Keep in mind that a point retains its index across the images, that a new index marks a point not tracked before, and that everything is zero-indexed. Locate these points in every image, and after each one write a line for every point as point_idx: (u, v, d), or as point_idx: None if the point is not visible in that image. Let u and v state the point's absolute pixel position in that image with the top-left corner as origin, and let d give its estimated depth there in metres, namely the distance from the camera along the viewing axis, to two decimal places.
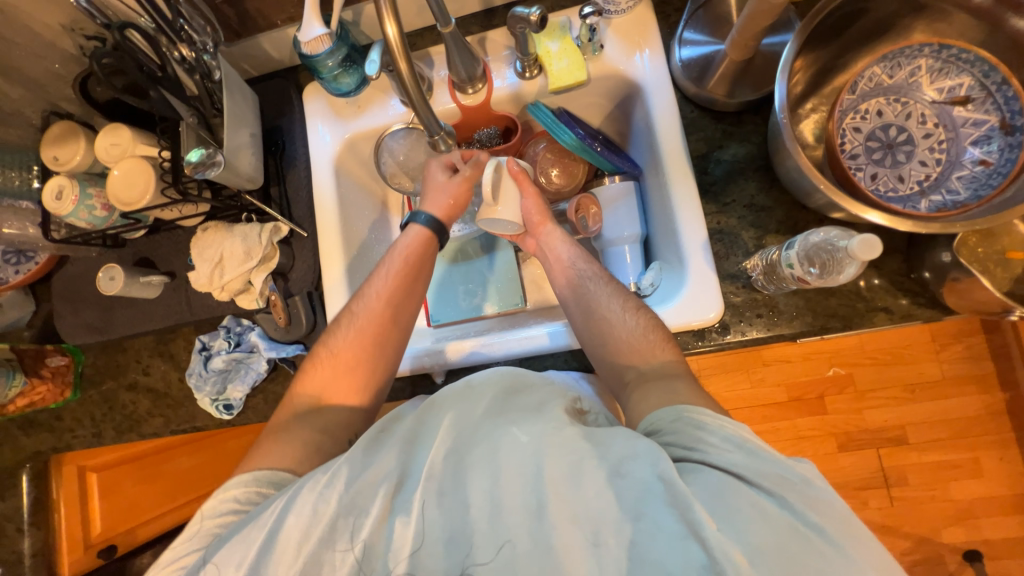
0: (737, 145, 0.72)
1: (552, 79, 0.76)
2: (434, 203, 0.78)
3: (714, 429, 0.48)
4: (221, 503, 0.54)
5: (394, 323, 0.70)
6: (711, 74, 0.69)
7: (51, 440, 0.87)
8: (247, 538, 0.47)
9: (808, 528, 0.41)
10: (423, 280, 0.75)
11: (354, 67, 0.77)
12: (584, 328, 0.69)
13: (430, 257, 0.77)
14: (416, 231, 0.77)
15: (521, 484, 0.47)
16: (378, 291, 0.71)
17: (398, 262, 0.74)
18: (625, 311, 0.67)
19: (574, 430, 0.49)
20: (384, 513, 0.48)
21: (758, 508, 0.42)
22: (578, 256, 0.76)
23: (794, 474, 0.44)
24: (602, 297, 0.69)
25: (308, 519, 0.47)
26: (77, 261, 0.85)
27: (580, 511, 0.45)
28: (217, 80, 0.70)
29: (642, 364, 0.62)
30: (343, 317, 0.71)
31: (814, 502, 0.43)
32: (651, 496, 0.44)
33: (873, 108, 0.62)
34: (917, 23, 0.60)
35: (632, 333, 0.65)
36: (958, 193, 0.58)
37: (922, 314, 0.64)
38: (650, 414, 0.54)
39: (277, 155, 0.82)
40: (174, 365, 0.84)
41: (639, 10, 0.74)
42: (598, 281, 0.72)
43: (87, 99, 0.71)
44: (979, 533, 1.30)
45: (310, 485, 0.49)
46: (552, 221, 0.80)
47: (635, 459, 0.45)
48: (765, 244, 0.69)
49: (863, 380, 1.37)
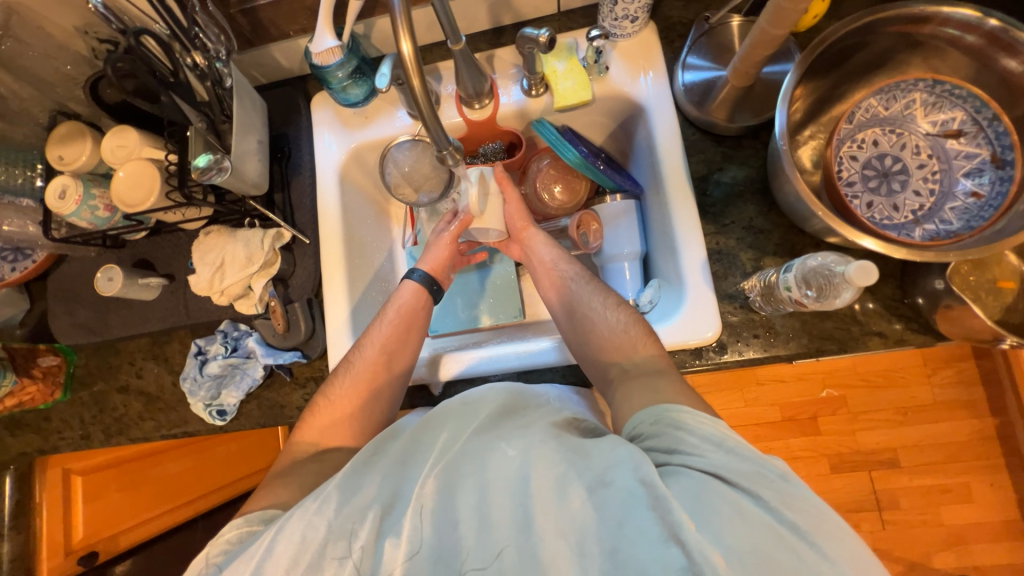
0: (737, 168, 0.73)
1: (557, 98, 0.77)
2: (429, 260, 0.81)
3: (694, 428, 0.49)
4: (211, 548, 0.52)
5: (389, 369, 0.71)
6: (712, 99, 0.71)
7: (38, 441, 0.85)
8: (235, 572, 0.46)
9: (782, 525, 0.41)
10: (420, 333, 0.76)
11: (363, 78, 0.78)
12: (569, 327, 0.71)
13: (427, 313, 0.78)
14: (410, 286, 0.79)
15: (507, 496, 0.47)
16: (373, 338, 0.71)
17: (395, 315, 0.75)
18: (605, 307, 0.69)
19: (558, 443, 0.50)
20: (374, 535, 0.48)
21: (734, 507, 0.42)
22: (559, 256, 0.78)
23: (772, 470, 0.44)
24: (584, 295, 0.72)
25: (296, 547, 0.47)
26: (75, 261, 0.85)
27: (566, 522, 0.45)
28: (228, 87, 0.71)
29: (630, 357, 0.63)
30: (341, 366, 0.71)
31: (791, 499, 0.43)
32: (634, 501, 0.44)
33: (869, 138, 0.64)
34: (912, 58, 0.62)
35: (613, 329, 0.66)
36: (950, 223, 0.59)
37: (916, 339, 0.65)
38: (632, 418, 0.55)
39: (283, 162, 0.82)
40: (168, 368, 0.83)
41: (644, 34, 0.76)
42: (581, 279, 0.74)
43: (96, 100, 0.71)
44: (970, 559, 1.30)
45: (299, 513, 0.49)
46: (535, 225, 0.82)
47: (618, 466, 0.46)
48: (763, 265, 0.70)
49: (856, 401, 1.38)
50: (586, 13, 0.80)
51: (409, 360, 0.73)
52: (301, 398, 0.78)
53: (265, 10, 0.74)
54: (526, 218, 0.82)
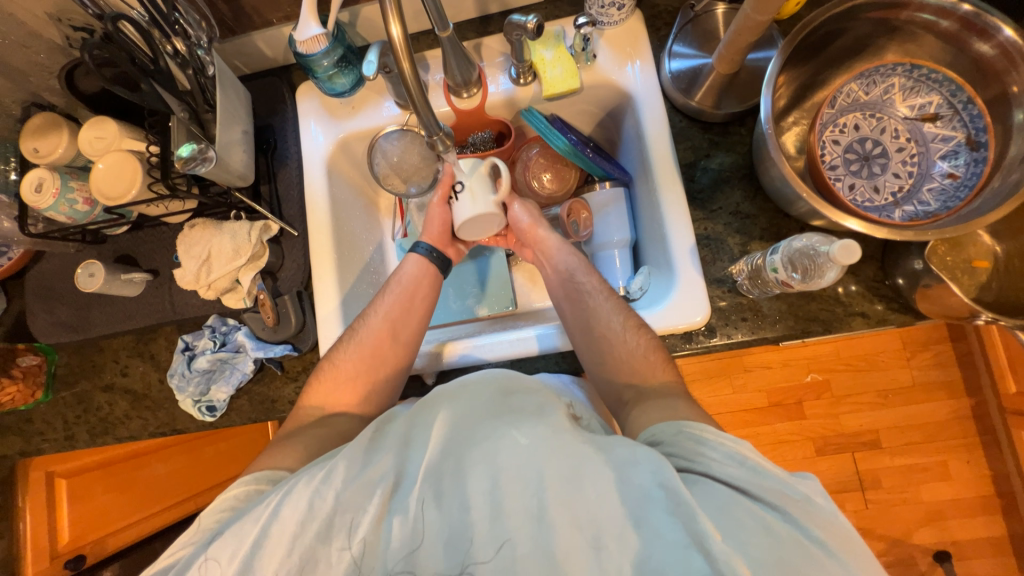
0: (724, 154, 0.74)
1: (546, 86, 0.77)
2: (428, 232, 0.80)
3: (716, 445, 0.48)
4: (221, 501, 0.53)
5: (395, 339, 0.71)
6: (698, 86, 0.72)
7: (19, 444, 0.82)
8: (241, 531, 0.46)
9: (809, 540, 0.42)
10: (426, 303, 0.76)
11: (349, 68, 0.77)
12: (582, 341, 0.69)
13: (434, 284, 0.78)
14: (415, 258, 0.78)
15: (521, 488, 0.47)
16: (378, 308, 0.72)
17: (398, 287, 0.75)
18: (625, 330, 0.66)
19: (574, 436, 0.49)
20: (382, 512, 0.49)
21: (759, 521, 0.43)
22: (578, 265, 0.75)
23: (797, 492, 0.45)
24: (602, 312, 0.69)
25: (302, 515, 0.47)
26: (53, 257, 0.82)
27: (581, 515, 0.46)
28: (211, 75, 0.69)
29: (643, 383, 0.63)
30: (345, 332, 0.72)
31: (817, 518, 0.43)
32: (653, 504, 0.44)
33: (850, 122, 0.66)
34: (890, 44, 0.64)
35: (632, 352, 0.65)
36: (928, 204, 0.61)
37: (896, 319, 0.67)
38: (651, 426, 0.54)
39: (269, 153, 0.81)
40: (154, 365, 0.81)
41: (631, 22, 0.76)
42: (599, 295, 0.71)
43: (73, 91, 0.70)
44: (948, 534, 1.35)
45: (306, 479, 0.49)
46: (545, 227, 0.79)
47: (638, 468, 0.46)
48: (750, 249, 0.71)
49: (840, 386, 1.42)
50: (573, 1, 0.80)
51: (417, 325, 0.73)
52: (293, 392, 0.77)
53: None
54: (539, 220, 0.79)
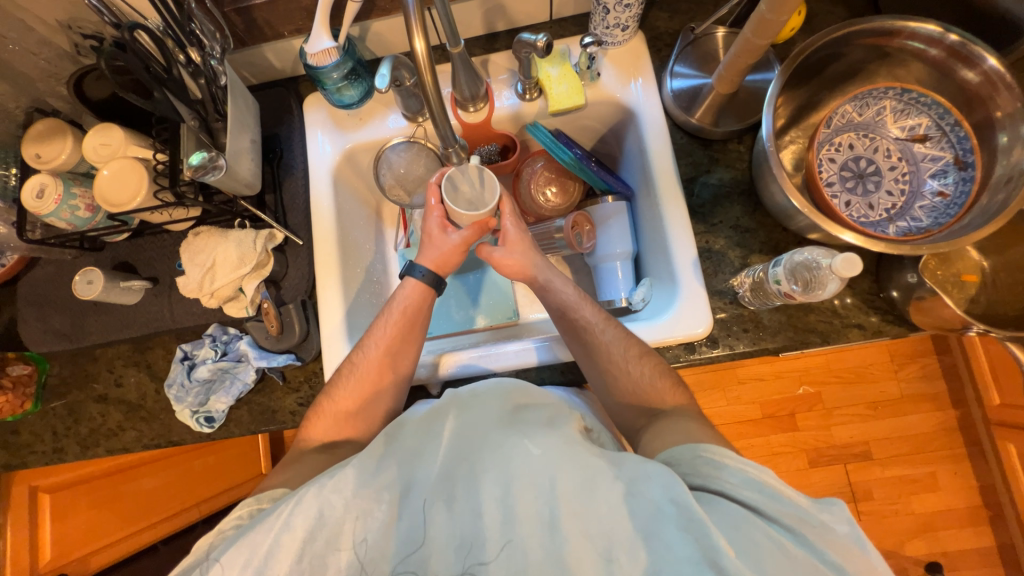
0: (723, 170, 0.76)
1: (552, 102, 0.79)
2: (429, 257, 0.74)
3: (734, 470, 0.49)
4: (224, 524, 0.53)
5: (393, 369, 0.70)
6: (698, 105, 0.75)
7: (3, 457, 0.79)
8: (253, 541, 0.48)
9: (826, 566, 0.42)
10: (422, 332, 0.73)
11: (358, 80, 0.78)
12: (588, 369, 0.68)
13: (428, 308, 0.74)
14: (412, 284, 0.74)
15: (533, 496, 0.49)
16: (377, 339, 0.70)
17: (395, 316, 0.72)
18: (627, 360, 0.66)
19: (585, 448, 0.51)
20: (392, 517, 0.52)
21: (775, 543, 0.43)
22: (574, 298, 0.71)
23: (814, 517, 0.45)
24: (604, 342, 0.67)
25: (313, 522, 0.49)
26: (48, 264, 0.81)
27: (592, 527, 0.47)
28: (222, 85, 0.69)
29: (656, 408, 0.64)
30: (343, 367, 0.70)
31: (834, 543, 0.44)
32: (665, 518, 0.45)
33: (845, 141, 0.69)
34: (880, 69, 0.68)
35: (638, 384, 0.65)
36: (921, 220, 0.64)
37: (891, 331, 0.69)
38: (668, 449, 0.55)
39: (275, 163, 0.81)
40: (151, 375, 0.80)
41: (633, 43, 0.79)
42: (598, 327, 0.68)
43: (80, 97, 0.70)
44: (939, 546, 1.37)
45: (315, 488, 0.51)
46: (535, 259, 0.75)
47: (648, 481, 0.47)
48: (750, 262, 0.73)
49: (831, 398, 1.44)
50: (577, 21, 0.83)
51: (412, 359, 0.72)
52: (294, 403, 0.76)
53: (260, 9, 0.73)
54: (530, 254, 0.75)
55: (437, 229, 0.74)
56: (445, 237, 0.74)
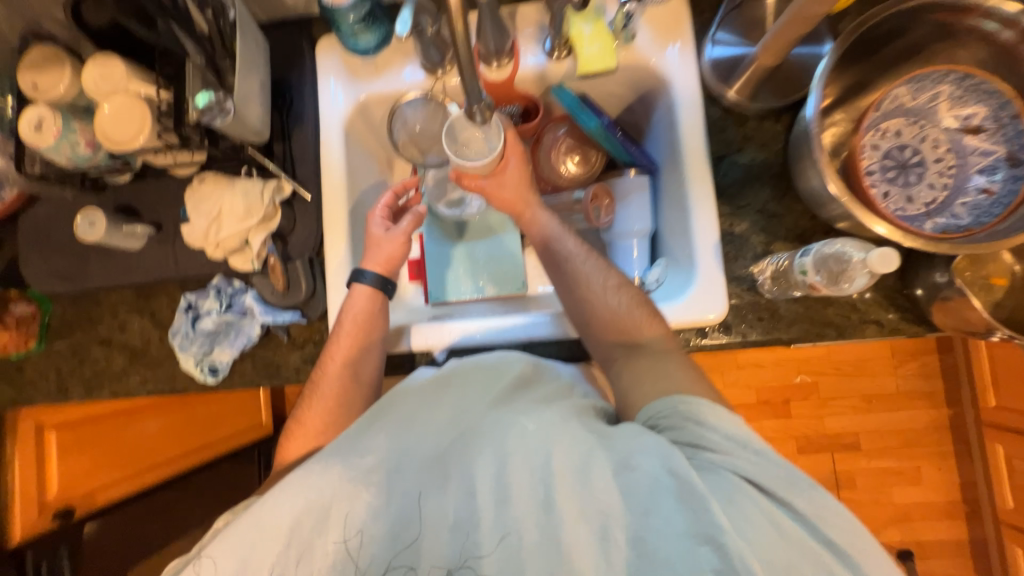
0: (755, 150, 0.73)
1: (581, 63, 0.71)
2: (371, 259, 0.73)
3: (715, 427, 0.51)
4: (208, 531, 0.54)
5: (356, 380, 0.70)
6: (735, 78, 0.70)
7: (10, 393, 0.80)
8: (241, 534, 0.49)
9: (812, 535, 0.44)
10: (380, 335, 0.72)
11: (376, 23, 0.74)
12: (568, 301, 0.68)
13: (382, 309, 0.72)
14: (361, 289, 0.71)
15: (528, 475, 0.49)
16: (334, 355, 0.69)
17: (346, 329, 0.70)
18: (606, 288, 0.66)
19: (580, 425, 0.53)
20: (381, 501, 0.51)
21: (767, 516, 0.45)
22: (560, 231, 0.72)
23: (804, 481, 0.47)
24: (587, 272, 0.68)
25: (300, 509, 0.50)
26: (46, 202, 0.78)
27: (589, 506, 0.47)
28: (231, 20, 0.65)
29: (635, 338, 0.63)
30: (309, 387, 0.71)
31: (824, 512, 0.45)
32: (662, 490, 0.46)
33: (892, 127, 0.65)
34: (941, 50, 0.63)
35: (616, 312, 0.65)
36: (960, 218, 0.61)
37: (908, 329, 0.68)
38: (650, 407, 0.57)
39: (284, 110, 0.77)
40: (155, 322, 0.79)
41: (674, 4, 0.73)
42: (580, 257, 0.69)
43: (76, 20, 0.63)
44: (914, 535, 1.42)
45: (302, 475, 0.52)
46: (534, 202, 0.74)
47: (644, 453, 0.49)
48: (773, 249, 0.71)
49: (828, 388, 1.45)
50: None
51: (375, 363, 0.71)
52: (299, 360, 0.76)
53: None
54: (528, 194, 0.73)
55: (377, 228, 0.74)
56: (384, 237, 0.74)
